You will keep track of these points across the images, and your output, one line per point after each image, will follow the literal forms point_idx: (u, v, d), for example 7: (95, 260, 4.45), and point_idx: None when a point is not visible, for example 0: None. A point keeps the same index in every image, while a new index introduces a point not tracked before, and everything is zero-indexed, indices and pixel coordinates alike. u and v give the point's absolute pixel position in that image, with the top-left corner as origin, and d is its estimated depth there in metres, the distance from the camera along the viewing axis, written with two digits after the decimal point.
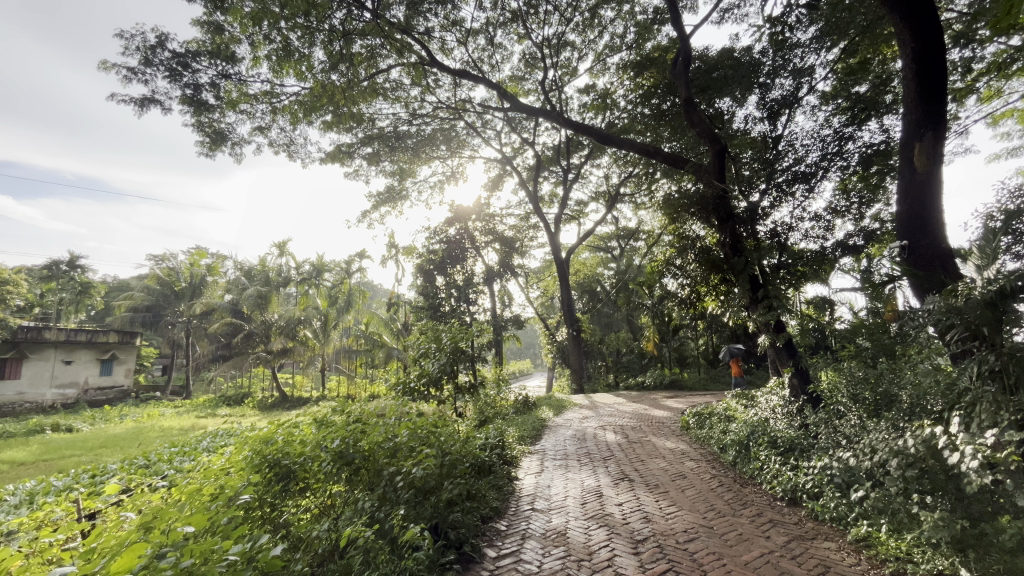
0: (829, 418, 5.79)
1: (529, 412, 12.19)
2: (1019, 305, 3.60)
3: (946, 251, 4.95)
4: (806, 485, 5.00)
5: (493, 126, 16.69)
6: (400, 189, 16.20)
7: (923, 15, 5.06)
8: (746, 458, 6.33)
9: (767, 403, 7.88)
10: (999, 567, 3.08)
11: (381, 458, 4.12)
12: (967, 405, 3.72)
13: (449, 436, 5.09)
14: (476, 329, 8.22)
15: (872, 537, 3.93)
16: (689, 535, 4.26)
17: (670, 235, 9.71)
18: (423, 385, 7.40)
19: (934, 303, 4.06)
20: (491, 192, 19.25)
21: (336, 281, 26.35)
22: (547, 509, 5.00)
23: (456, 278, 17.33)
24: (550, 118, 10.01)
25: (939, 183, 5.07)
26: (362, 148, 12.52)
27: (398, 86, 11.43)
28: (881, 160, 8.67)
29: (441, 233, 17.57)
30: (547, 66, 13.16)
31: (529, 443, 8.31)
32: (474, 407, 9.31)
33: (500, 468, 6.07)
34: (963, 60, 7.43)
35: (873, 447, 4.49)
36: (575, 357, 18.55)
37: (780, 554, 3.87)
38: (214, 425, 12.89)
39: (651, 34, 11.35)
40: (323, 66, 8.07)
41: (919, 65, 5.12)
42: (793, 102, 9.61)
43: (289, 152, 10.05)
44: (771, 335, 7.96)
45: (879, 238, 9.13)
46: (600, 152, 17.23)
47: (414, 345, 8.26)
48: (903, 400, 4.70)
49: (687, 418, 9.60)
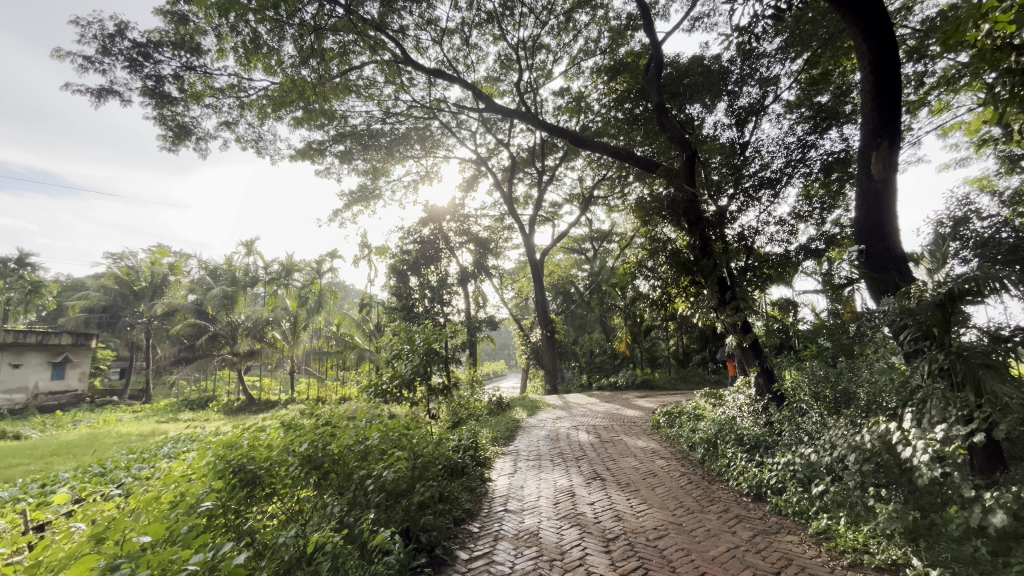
0: (793, 416, 5.99)
1: (503, 412, 12.18)
2: (965, 306, 3.82)
3: (900, 255, 5.19)
4: (770, 481, 5.17)
5: (467, 127, 16.70)
6: (372, 188, 15.99)
7: (880, 29, 5.29)
8: (714, 456, 6.48)
9: (734, 402, 8.12)
10: (947, 556, 3.26)
11: (351, 461, 4.07)
12: (919, 402, 3.88)
13: (421, 439, 5.08)
14: (450, 330, 8.19)
15: (831, 529, 4.06)
16: (659, 532, 4.34)
17: (641, 238, 9.86)
18: (395, 387, 7.30)
19: (889, 304, 4.27)
20: (466, 193, 19.22)
21: (306, 282, 25.80)
22: (520, 509, 5.01)
23: (430, 279, 17.14)
24: (525, 119, 10.03)
25: (893, 191, 5.32)
26: (334, 146, 12.31)
27: (372, 84, 11.33)
28: (841, 167, 9.07)
29: (415, 233, 17.43)
30: (522, 68, 13.24)
31: (502, 444, 8.31)
32: (447, 409, 9.25)
33: (473, 470, 6.04)
34: (916, 74, 7.81)
35: (833, 443, 4.69)
36: (548, 357, 18.64)
37: (746, 548, 3.98)
38: (175, 430, 12.40)
39: (624, 39, 11.56)
40: (293, 60, 7.89)
41: (877, 77, 5.34)
42: (760, 110, 9.93)
43: (257, 149, 9.81)
44: (738, 336, 8.22)
45: (839, 243, 9.50)
46: (575, 154, 17.42)
47: (386, 347, 8.13)
48: (862, 397, 4.88)
49: (657, 417, 9.77)
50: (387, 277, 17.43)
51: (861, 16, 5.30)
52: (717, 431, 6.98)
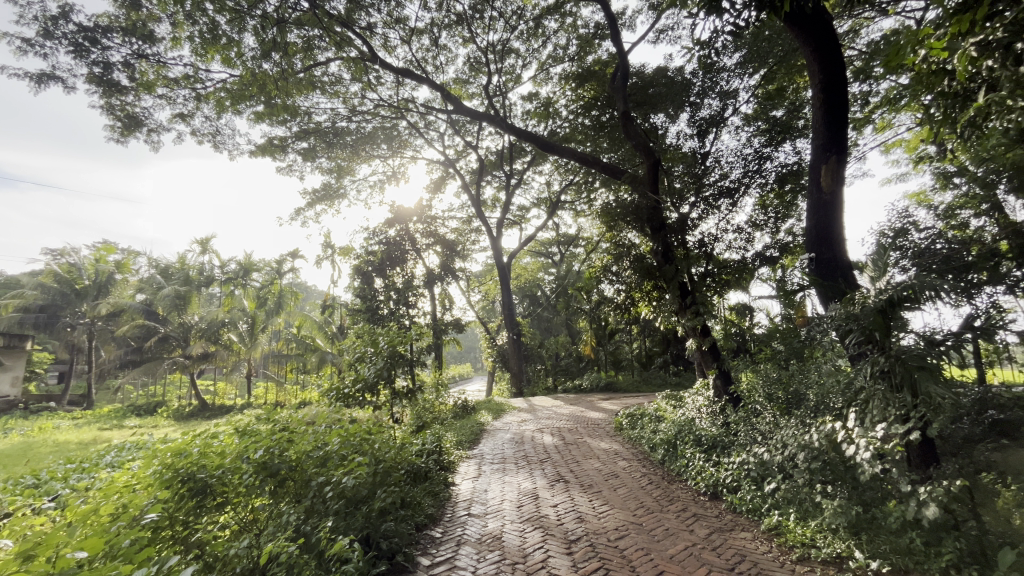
0: (748, 417, 6.23)
1: (468, 415, 12.11)
2: (903, 313, 4.07)
3: (846, 263, 5.49)
4: (726, 479, 5.34)
5: (435, 128, 16.61)
6: (337, 187, 15.64)
7: (830, 50, 5.60)
8: (673, 457, 6.65)
9: (693, 404, 8.37)
10: (886, 547, 3.46)
11: (310, 468, 3.97)
12: (861, 402, 4.09)
13: (383, 443, 5.00)
14: (415, 332, 8.10)
15: (781, 525, 4.23)
16: (619, 532, 4.41)
17: (607, 242, 10.06)
18: (358, 391, 7.12)
19: (836, 310, 4.51)
20: (434, 194, 19.08)
21: (265, 282, 24.93)
22: (483, 513, 4.99)
23: (395, 280, 16.87)
24: (493, 122, 10.04)
25: (840, 203, 5.64)
26: (297, 142, 11.97)
27: (338, 81, 11.12)
28: (794, 179, 9.54)
29: (380, 233, 17.15)
30: (491, 72, 13.29)
31: (466, 448, 8.25)
32: (411, 413, 9.13)
33: (436, 474, 5.97)
34: (862, 94, 8.31)
35: (784, 443, 4.90)
36: (514, 361, 18.67)
37: (702, 546, 4.10)
38: (119, 438, 11.67)
39: (592, 48, 11.79)
40: (254, 52, 7.64)
41: (827, 94, 5.64)
42: (720, 121, 10.29)
43: (214, 143, 9.43)
44: (698, 339, 8.48)
45: (792, 251, 9.94)
46: (543, 159, 17.58)
47: (349, 350, 7.94)
48: (811, 398, 5.09)
49: (620, 419, 9.95)
50: (351, 279, 17.08)
51: (813, 36, 5.58)
52: (677, 432, 7.17)
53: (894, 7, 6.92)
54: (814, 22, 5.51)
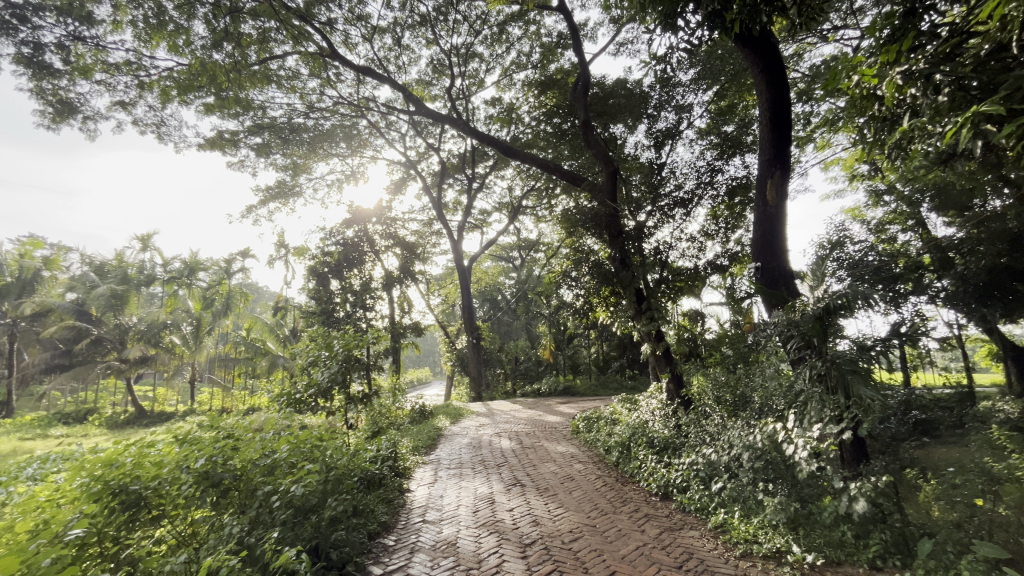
0: (698, 419, 6.46)
1: (425, 420, 11.95)
2: (837, 320, 4.35)
3: (788, 272, 5.83)
4: (676, 480, 5.51)
5: (397, 128, 16.39)
6: (292, 184, 15.11)
7: (776, 71, 5.93)
8: (627, 458, 6.81)
9: (647, 406, 8.61)
10: (821, 541, 3.69)
11: (256, 477, 3.82)
12: (801, 403, 4.35)
13: (335, 450, 4.87)
14: (372, 335, 7.93)
15: (727, 523, 4.40)
16: (574, 535, 4.46)
17: (566, 248, 10.22)
18: (311, 396, 6.88)
19: (779, 316, 4.77)
20: (394, 195, 18.79)
21: (212, 282, 23.73)
22: (438, 520, 4.93)
23: (352, 282, 16.46)
24: (455, 125, 9.98)
25: (784, 215, 5.97)
26: (249, 137, 11.48)
27: (295, 76, 10.77)
28: (743, 192, 10.01)
29: (337, 234, 16.71)
30: (455, 74, 13.26)
31: (423, 453, 8.14)
32: (367, 418, 8.92)
33: (390, 481, 5.86)
34: (804, 114, 8.85)
35: (730, 443, 5.13)
36: (474, 365, 18.60)
37: (653, 546, 4.20)
38: (42, 449, 10.73)
39: (554, 56, 11.98)
40: (204, 41, 7.33)
41: (773, 112, 5.96)
42: (675, 134, 10.66)
43: (157, 134, 8.92)
44: (652, 344, 8.73)
45: (740, 260, 10.42)
46: (505, 164, 17.68)
47: (301, 354, 7.66)
48: (755, 401, 5.34)
49: (577, 422, 10.08)
50: (306, 280, 16.54)
51: (761, 57, 5.88)
52: (631, 434, 7.34)
53: (832, 34, 7.41)
54: (762, 44, 5.82)
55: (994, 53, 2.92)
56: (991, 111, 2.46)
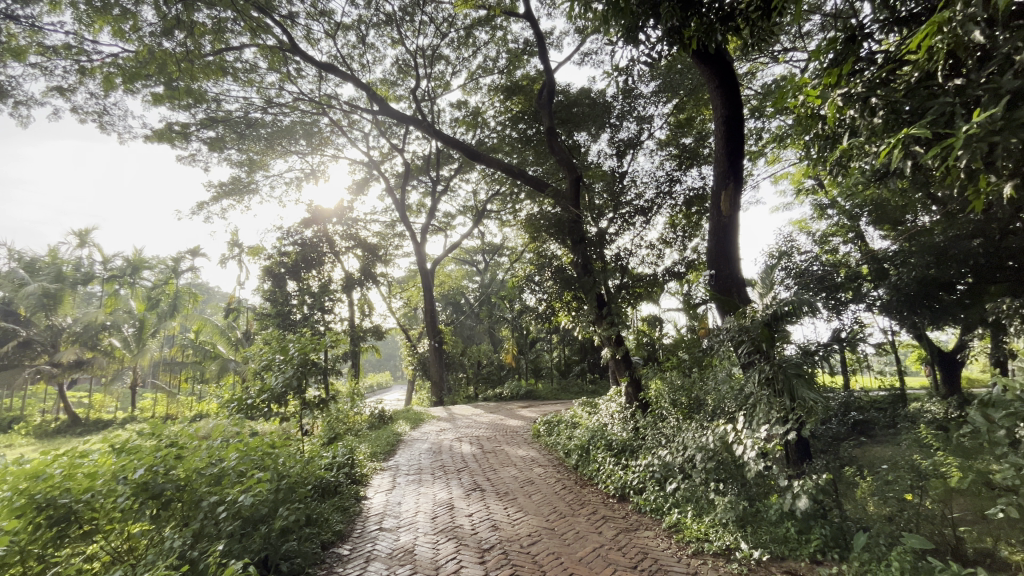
0: (654, 422, 6.63)
1: (384, 426, 11.70)
2: (784, 326, 4.56)
3: (740, 280, 6.09)
4: (633, 481, 5.64)
5: (360, 128, 16.07)
6: (247, 181, 14.53)
7: (731, 88, 6.20)
8: (586, 461, 6.91)
9: (606, 410, 8.77)
10: (767, 538, 3.85)
11: (202, 487, 3.59)
12: (750, 406, 4.54)
13: (289, 457, 4.69)
14: (330, 339, 7.71)
15: (680, 522, 4.53)
16: (532, 538, 4.48)
17: (530, 253, 10.31)
18: (263, 401, 6.60)
19: (731, 322, 4.96)
20: (356, 196, 18.40)
21: (157, 282, 22.45)
22: (395, 527, 4.83)
23: (310, 284, 15.96)
24: (420, 126, 9.88)
25: (736, 226, 6.23)
26: (202, 130, 10.96)
27: (252, 69, 10.39)
28: (699, 202, 10.39)
29: (295, 233, 16.20)
30: (420, 76, 13.16)
31: (381, 460, 7.97)
32: (323, 424, 8.66)
33: (346, 489, 5.72)
34: (756, 129, 9.30)
35: (685, 445, 5.28)
36: (435, 369, 18.43)
37: (609, 547, 4.27)
38: None
39: (520, 63, 12.09)
40: (153, 28, 6.98)
41: (728, 127, 6.22)
42: (636, 144, 10.94)
43: (99, 123, 8.39)
44: (612, 348, 9.03)
45: (696, 267, 10.78)
46: (470, 167, 17.65)
47: (254, 358, 7.35)
48: (708, 404, 5.52)
49: (538, 426, 10.13)
50: (261, 280, 15.93)
51: (718, 73, 6.13)
52: (590, 437, 7.46)
53: (782, 55, 7.82)
54: (717, 61, 6.07)
55: (923, 80, 3.15)
56: (920, 134, 2.64)
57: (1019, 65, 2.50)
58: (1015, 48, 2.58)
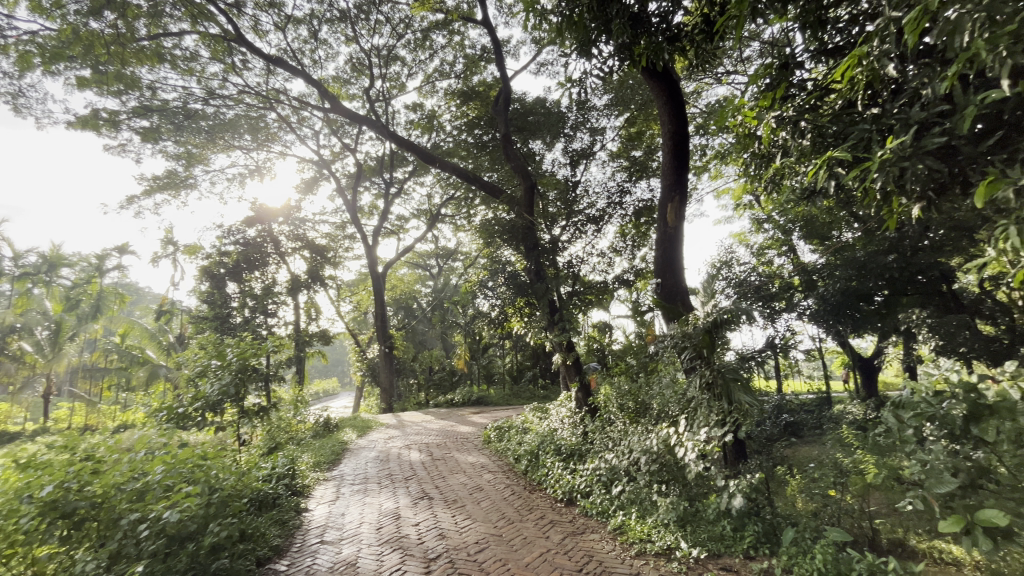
0: (602, 426, 6.76)
1: (329, 434, 11.28)
2: (723, 333, 4.78)
3: (683, 288, 6.37)
4: (580, 485, 5.73)
5: (310, 125, 15.54)
6: (185, 176, 13.68)
7: (678, 105, 6.48)
8: (536, 466, 6.95)
9: (557, 414, 8.87)
10: (705, 536, 4.03)
11: (122, 504, 3.33)
12: (691, 409, 4.74)
13: (222, 469, 4.43)
14: (273, 343, 7.36)
15: (624, 524, 4.65)
16: (479, 545, 4.44)
17: (484, 259, 10.31)
18: (196, 410, 6.20)
19: (675, 329, 5.15)
20: (304, 195, 17.75)
21: (78, 281, 20.63)
22: (338, 540, 4.65)
23: (252, 286, 15.18)
24: (373, 126, 9.68)
25: (681, 237, 6.51)
26: (133, 119, 10.22)
27: (192, 57, 9.83)
28: (648, 213, 10.76)
29: (236, 232, 15.39)
30: (374, 75, 12.92)
31: (325, 469, 7.67)
32: (262, 433, 8.23)
33: (285, 501, 5.46)
34: (700, 146, 9.77)
35: (630, 448, 5.42)
36: (385, 375, 17.99)
37: (556, 551, 4.31)
38: None
39: (478, 69, 12.12)
40: (80, 7, 6.46)
41: (675, 142, 6.49)
42: (589, 154, 11.21)
43: (13, 106, 7.65)
44: (563, 354, 9.03)
45: (644, 275, 11.14)
46: (424, 170, 17.47)
47: (187, 363, 6.91)
48: (652, 407, 5.69)
49: (488, 432, 10.09)
50: (198, 281, 15.02)
51: (666, 90, 6.39)
52: (540, 443, 7.51)
53: (725, 77, 8.27)
54: (665, 79, 6.34)
55: (846, 108, 3.42)
56: (842, 156, 2.87)
57: (924, 99, 2.77)
58: (921, 84, 2.86)
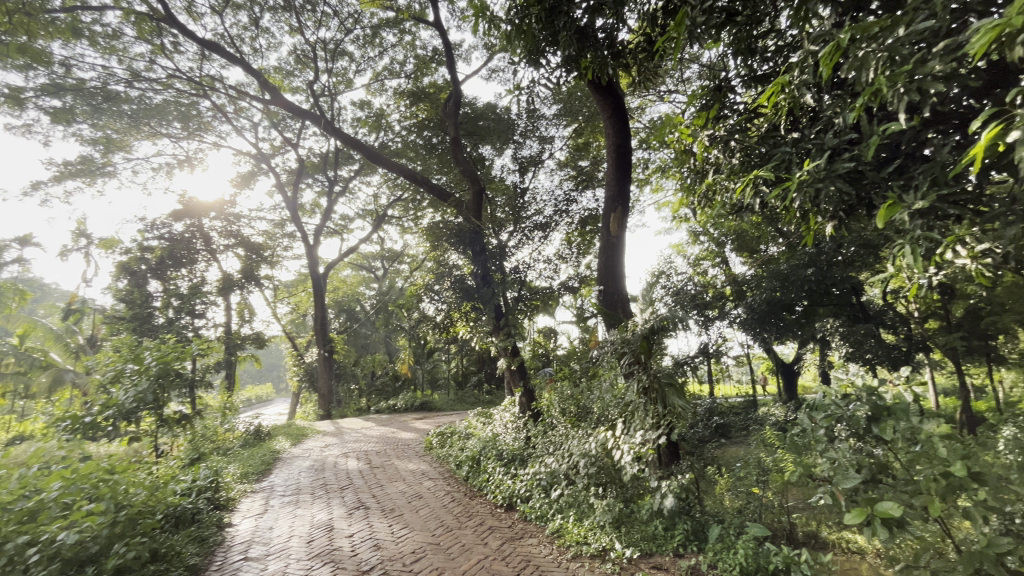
0: (544, 430, 6.83)
1: (260, 443, 10.67)
2: (658, 339, 4.96)
3: (624, 296, 6.58)
4: (520, 490, 5.76)
5: (247, 116, 14.75)
6: (103, 163, 12.55)
7: (622, 118, 6.70)
8: (476, 472, 6.91)
9: (501, 419, 8.87)
10: (638, 536, 4.17)
11: (7, 526, 2.97)
12: (628, 413, 4.88)
13: (134, 484, 4.08)
14: (199, 346, 6.87)
15: (562, 528, 4.73)
16: (416, 555, 4.34)
17: (430, 262, 10.21)
18: (106, 419, 5.66)
19: (615, 335, 5.27)
20: (240, 189, 16.78)
21: None
22: (264, 555, 4.39)
23: (177, 284, 14.13)
24: (317, 121, 9.31)
25: (623, 246, 6.73)
26: (42, 98, 9.27)
27: (114, 34, 9.06)
28: (593, 222, 11.03)
29: (160, 226, 14.29)
30: (319, 69, 12.47)
31: (253, 481, 7.24)
32: (184, 444, 7.65)
33: (207, 515, 5.10)
34: (643, 159, 10.19)
35: (569, 452, 5.49)
36: (324, 380, 17.28)
37: (493, 557, 4.29)
38: None
39: (428, 70, 12.00)
40: None
41: (619, 154, 6.71)
42: (538, 162, 11.37)
43: None
44: (508, 358, 9.07)
45: (588, 282, 11.41)
46: (371, 170, 17.03)
47: (98, 368, 6.30)
48: (592, 411, 5.79)
49: (430, 438, 9.91)
50: (113, 278, 13.76)
51: (612, 104, 6.59)
52: (482, 448, 7.48)
53: (667, 95, 8.68)
54: (610, 92, 6.54)
55: (771, 132, 3.66)
56: (766, 176, 3.07)
57: (837, 128, 3.03)
58: (834, 115, 3.12)
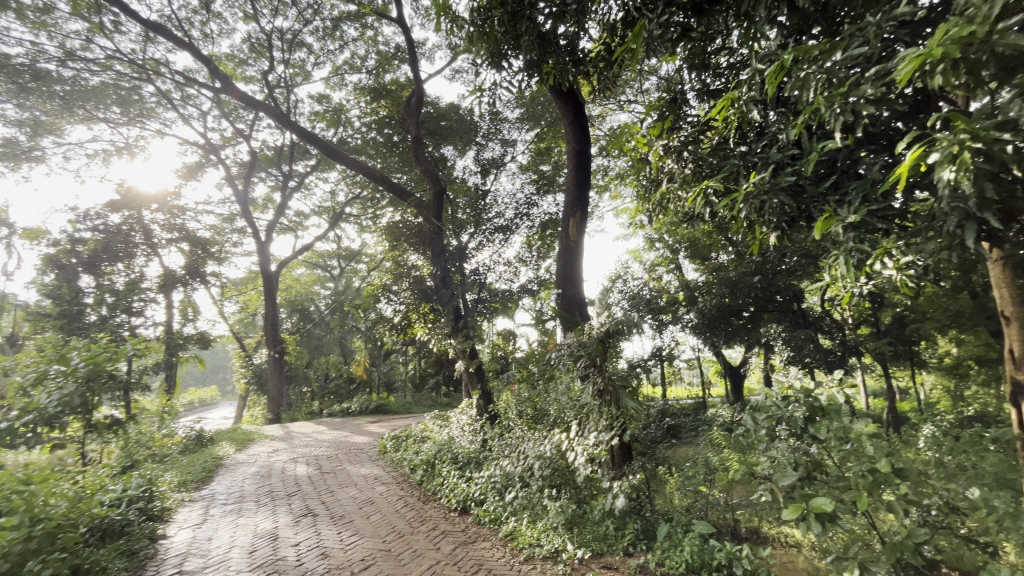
0: (500, 433, 6.82)
1: (201, 449, 10.11)
2: (613, 343, 5.06)
3: (581, 299, 6.68)
4: (475, 493, 5.73)
5: (195, 104, 14.01)
6: (28, 146, 11.60)
7: (582, 125, 6.81)
8: (431, 476, 6.81)
9: (457, 422, 8.78)
10: (590, 537, 4.23)
11: None
12: (583, 415, 4.93)
13: (53, 495, 3.77)
14: (134, 346, 6.44)
15: (515, 530, 4.74)
16: (365, 563, 4.23)
17: (389, 262, 10.02)
18: (24, 424, 5.11)
19: (572, 338, 5.31)
20: (185, 181, 15.90)
21: None
22: (201, 568, 4.15)
23: (112, 279, 13.21)
24: (270, 113, 8.96)
25: (581, 250, 6.83)
26: None
27: (46, 9, 8.41)
28: (553, 226, 11.15)
29: (94, 217, 13.33)
30: (275, 59, 12.02)
31: (192, 489, 6.86)
32: (115, 451, 7.14)
33: (138, 527, 4.78)
34: (602, 166, 10.40)
35: (524, 454, 5.48)
36: (274, 382, 16.59)
37: (445, 562, 4.24)
38: None
39: (390, 67, 11.81)
40: None
41: (579, 159, 6.81)
42: (499, 164, 11.38)
43: None
44: (466, 361, 9.00)
45: (547, 285, 11.51)
46: (328, 165, 16.53)
47: (17, 368, 5.81)
48: (548, 414, 5.83)
49: (385, 441, 9.68)
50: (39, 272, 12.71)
51: (572, 110, 6.69)
52: (437, 451, 7.37)
53: (626, 105, 8.91)
54: (571, 98, 6.63)
55: (721, 144, 3.80)
56: (716, 186, 3.19)
57: (781, 143, 3.19)
58: (779, 130, 3.28)
